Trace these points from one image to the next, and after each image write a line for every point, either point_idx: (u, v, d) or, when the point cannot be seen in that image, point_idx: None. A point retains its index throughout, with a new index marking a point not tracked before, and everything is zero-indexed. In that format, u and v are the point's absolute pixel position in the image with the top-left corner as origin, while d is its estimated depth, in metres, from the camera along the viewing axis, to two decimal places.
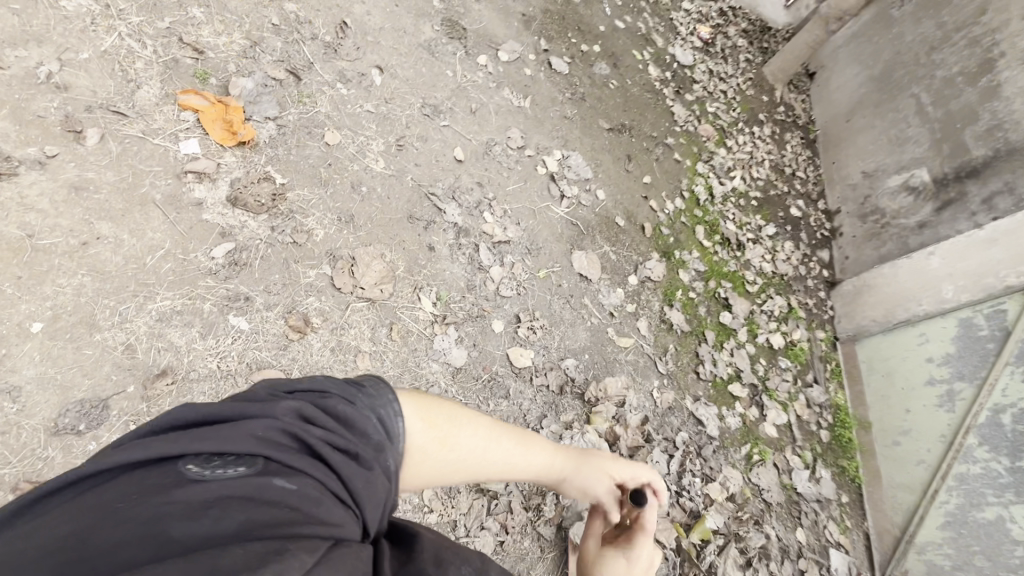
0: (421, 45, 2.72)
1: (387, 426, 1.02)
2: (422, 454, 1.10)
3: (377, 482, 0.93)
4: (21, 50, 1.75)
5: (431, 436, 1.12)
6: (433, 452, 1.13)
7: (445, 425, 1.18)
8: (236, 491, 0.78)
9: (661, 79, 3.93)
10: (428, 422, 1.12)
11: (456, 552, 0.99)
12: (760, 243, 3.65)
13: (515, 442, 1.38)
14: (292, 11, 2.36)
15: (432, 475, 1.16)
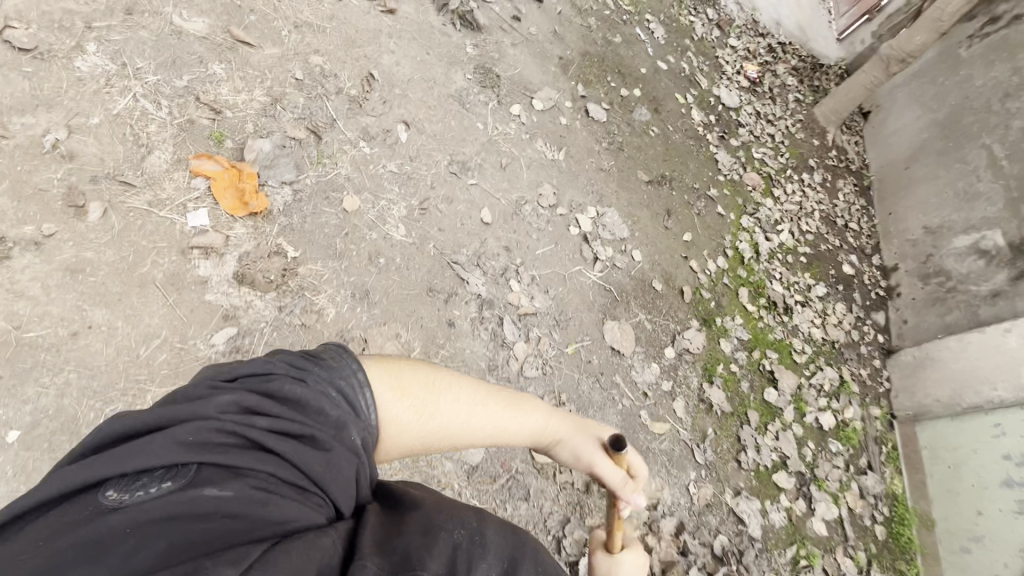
0: (452, 96, 2.57)
1: (349, 400, 0.96)
2: (395, 425, 1.02)
3: (342, 462, 0.87)
4: (28, 116, 1.66)
5: (403, 404, 1.04)
6: (410, 421, 1.05)
7: (421, 391, 1.08)
8: (160, 512, 0.72)
9: (704, 123, 3.69)
10: (396, 390, 1.04)
11: (450, 514, 0.89)
12: (809, 305, 3.35)
13: (504, 408, 1.22)
14: (317, 63, 2.24)
15: (417, 446, 1.08)
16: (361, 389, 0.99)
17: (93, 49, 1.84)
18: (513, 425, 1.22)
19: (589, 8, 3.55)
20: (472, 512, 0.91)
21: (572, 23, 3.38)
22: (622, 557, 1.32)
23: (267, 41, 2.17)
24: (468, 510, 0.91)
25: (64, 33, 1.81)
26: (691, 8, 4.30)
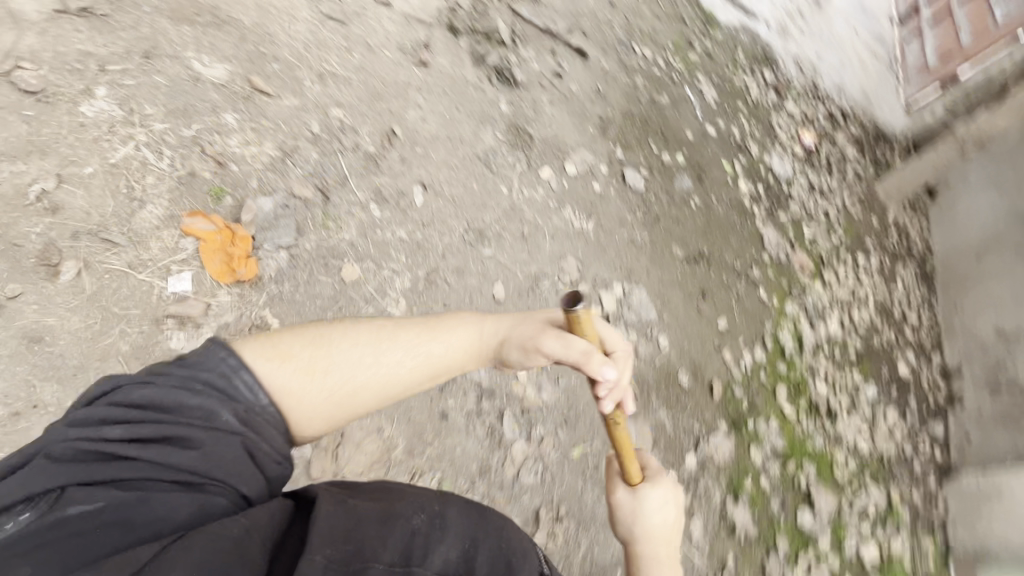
0: (479, 156, 2.41)
1: (217, 388, 1.01)
2: (289, 394, 1.06)
3: (221, 449, 0.97)
4: (19, 164, 1.57)
5: (288, 370, 1.07)
6: (305, 383, 1.08)
7: (307, 351, 1.10)
8: (39, 531, 0.84)
9: (751, 195, 3.41)
10: (275, 356, 1.07)
11: (411, 505, 1.08)
12: (857, 410, 2.97)
13: (421, 340, 1.20)
14: (337, 116, 2.12)
15: (330, 404, 1.09)
16: (239, 369, 1.03)
17: (101, 93, 1.76)
18: (441, 358, 1.20)
19: (637, 67, 3.38)
20: (430, 497, 1.12)
21: (618, 81, 3.21)
22: (644, 490, 1.21)
23: (287, 91, 2.06)
24: (425, 497, 1.12)
25: (75, 75, 1.73)
26: (747, 69, 4.08)
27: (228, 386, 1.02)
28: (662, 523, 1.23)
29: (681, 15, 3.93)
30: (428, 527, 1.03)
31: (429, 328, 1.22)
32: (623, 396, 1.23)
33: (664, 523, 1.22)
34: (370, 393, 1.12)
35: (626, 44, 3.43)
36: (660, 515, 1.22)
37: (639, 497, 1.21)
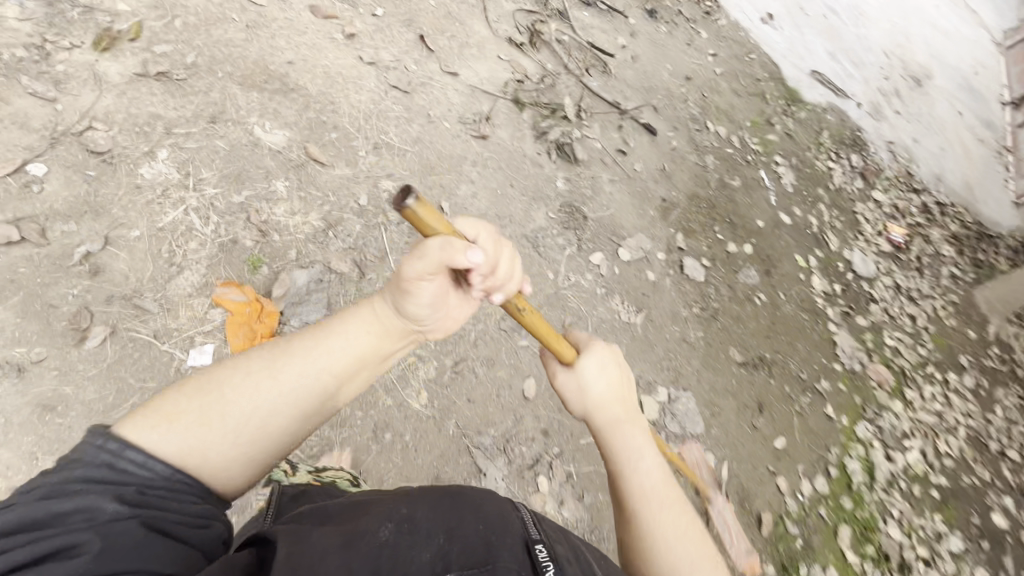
0: (526, 236, 2.31)
1: (90, 479, 0.83)
2: (190, 452, 0.90)
3: (123, 535, 0.79)
4: (71, 223, 1.60)
5: (175, 431, 0.90)
6: (208, 440, 0.92)
7: (190, 398, 0.93)
8: None
9: (826, 293, 3.09)
10: (161, 419, 0.90)
11: (372, 519, 1.03)
12: (937, 566, 2.52)
13: (307, 344, 1.03)
14: (387, 189, 2.08)
15: (243, 445, 0.95)
16: (122, 451, 0.86)
17: (163, 156, 1.80)
18: (355, 350, 1.05)
19: (708, 146, 3.21)
20: (396, 504, 1.08)
21: (686, 161, 3.04)
22: (581, 363, 1.19)
23: (341, 161, 2.04)
24: (394, 507, 1.07)
25: (142, 138, 1.79)
26: (831, 152, 3.79)
27: (116, 471, 0.85)
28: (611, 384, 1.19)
29: (762, 92, 3.73)
30: (396, 536, 0.98)
31: (317, 332, 1.05)
32: (509, 283, 1.04)
33: (612, 386, 1.18)
34: (283, 408, 0.98)
35: (699, 121, 3.27)
36: (603, 380, 1.18)
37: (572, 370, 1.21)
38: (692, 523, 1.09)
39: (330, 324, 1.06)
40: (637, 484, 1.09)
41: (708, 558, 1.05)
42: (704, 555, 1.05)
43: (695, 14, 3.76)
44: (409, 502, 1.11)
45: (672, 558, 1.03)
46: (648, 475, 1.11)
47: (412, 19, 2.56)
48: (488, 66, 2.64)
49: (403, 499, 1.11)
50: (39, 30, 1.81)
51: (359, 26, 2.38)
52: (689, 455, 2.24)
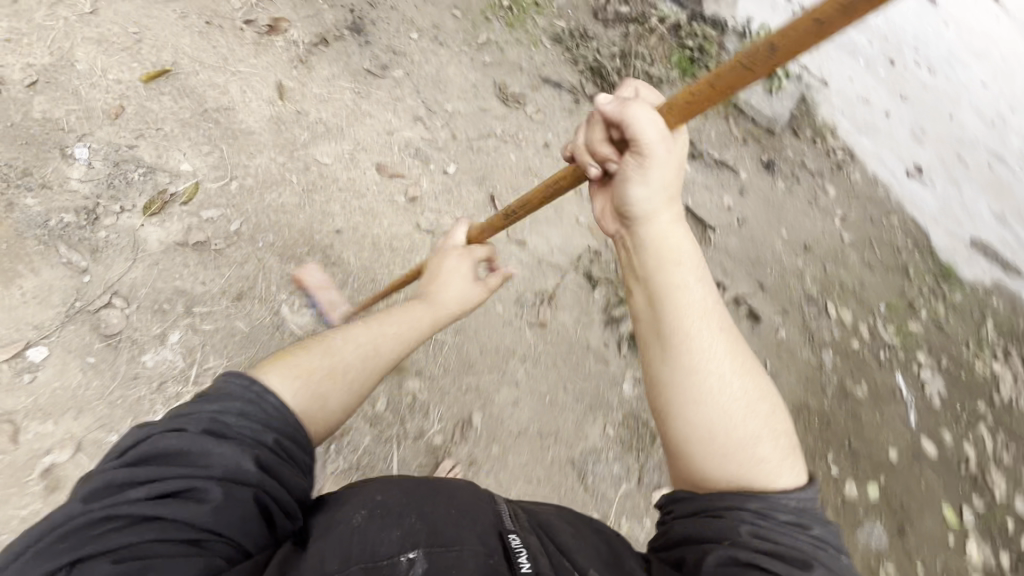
0: (573, 461, 1.86)
1: (247, 419, 0.99)
2: (316, 408, 1.14)
3: (237, 493, 0.90)
4: (51, 423, 1.45)
5: (311, 381, 1.16)
6: (331, 389, 1.19)
7: (319, 359, 1.22)
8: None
9: (987, 568, 2.24)
10: (299, 374, 1.15)
11: (351, 503, 1.05)
12: None
13: (389, 329, 1.40)
14: (411, 391, 1.79)
15: (347, 400, 1.22)
16: (264, 394, 1.04)
17: (173, 339, 1.63)
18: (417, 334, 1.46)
19: (825, 336, 2.60)
20: (377, 489, 1.09)
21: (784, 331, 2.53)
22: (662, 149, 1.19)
23: None
24: (375, 492, 1.08)
25: (157, 318, 1.64)
26: (998, 348, 2.95)
27: (256, 409, 1.02)
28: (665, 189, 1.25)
29: (904, 265, 3.05)
30: (370, 523, 1.00)
31: (380, 321, 1.42)
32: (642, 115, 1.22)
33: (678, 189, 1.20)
34: (394, 343, 1.38)
35: (817, 302, 2.69)
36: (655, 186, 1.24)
37: (648, 127, 1.16)
38: (745, 362, 1.19)
39: (398, 319, 1.44)
40: (692, 317, 1.20)
41: (761, 399, 1.18)
42: (756, 399, 1.17)
43: (822, 167, 3.24)
44: (396, 485, 1.11)
45: (722, 401, 1.15)
46: (703, 306, 1.21)
47: (486, 177, 2.34)
48: (564, 231, 2.31)
49: (389, 479, 1.13)
50: (96, 191, 1.77)
51: (425, 188, 2.19)
52: (312, 276, 1.84)
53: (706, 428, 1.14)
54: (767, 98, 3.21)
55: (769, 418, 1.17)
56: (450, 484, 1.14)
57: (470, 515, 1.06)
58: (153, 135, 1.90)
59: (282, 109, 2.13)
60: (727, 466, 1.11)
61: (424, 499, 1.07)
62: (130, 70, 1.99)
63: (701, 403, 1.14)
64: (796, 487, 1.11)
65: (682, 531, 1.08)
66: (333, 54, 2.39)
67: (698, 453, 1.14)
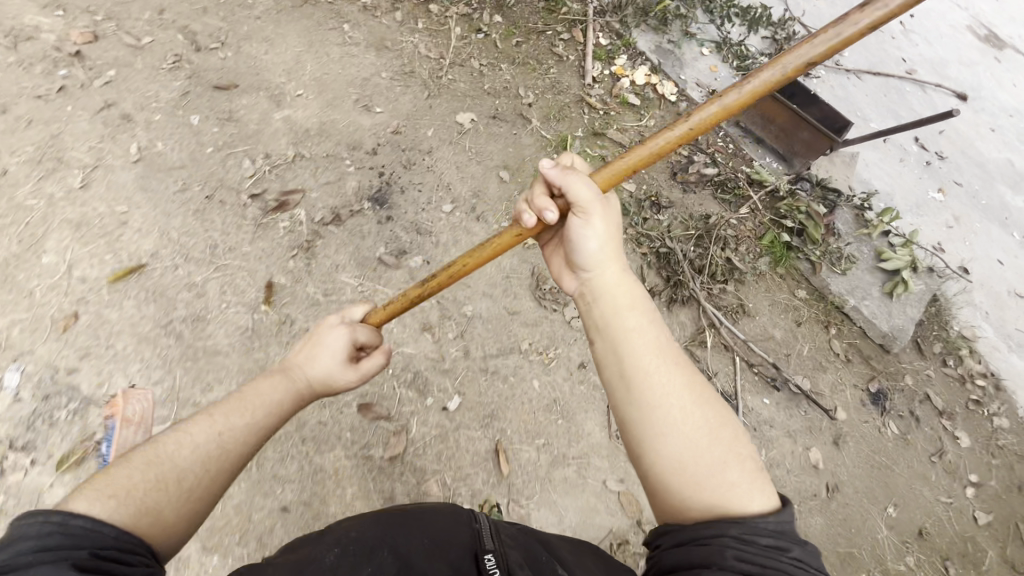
0: None
1: (69, 530, 0.77)
2: (153, 522, 0.87)
3: None
4: None
5: (129, 501, 0.86)
6: (160, 500, 0.90)
7: (142, 471, 0.92)
8: None
9: None
10: (114, 491, 0.85)
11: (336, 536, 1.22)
12: None
13: (235, 414, 1.09)
14: None
15: (191, 502, 0.94)
16: (69, 518, 0.77)
17: None
18: (270, 401, 1.16)
19: None
20: (348, 530, 1.24)
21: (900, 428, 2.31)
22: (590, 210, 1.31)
23: None
24: (344, 533, 1.23)
25: None
26: None
27: (74, 532, 0.77)
28: (605, 246, 1.31)
29: None
30: (340, 558, 1.13)
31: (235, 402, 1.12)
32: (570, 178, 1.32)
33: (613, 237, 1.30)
34: (270, 417, 1.12)
35: None
36: (600, 244, 1.30)
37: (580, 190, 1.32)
38: (702, 389, 1.08)
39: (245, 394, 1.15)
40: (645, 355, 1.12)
41: (722, 425, 1.04)
42: (718, 424, 1.04)
43: (953, 401, 2.48)
44: (366, 525, 1.28)
45: (683, 428, 1.03)
46: (657, 342, 1.14)
47: (495, 416, 1.87)
48: (581, 505, 1.81)
49: (354, 524, 1.29)
50: (12, 434, 1.49)
51: (413, 435, 1.78)
52: (128, 406, 1.57)
53: (674, 464, 1.00)
54: (884, 303, 2.52)
55: (732, 441, 1.03)
56: (425, 517, 1.34)
57: (451, 535, 1.28)
58: (99, 356, 1.61)
59: (262, 319, 1.79)
60: (697, 497, 0.96)
61: (391, 535, 1.23)
62: (99, 265, 1.74)
63: (665, 434, 1.02)
64: (772, 509, 0.94)
65: (671, 561, 0.91)
66: (342, 236, 2.05)
67: (669, 487, 0.99)
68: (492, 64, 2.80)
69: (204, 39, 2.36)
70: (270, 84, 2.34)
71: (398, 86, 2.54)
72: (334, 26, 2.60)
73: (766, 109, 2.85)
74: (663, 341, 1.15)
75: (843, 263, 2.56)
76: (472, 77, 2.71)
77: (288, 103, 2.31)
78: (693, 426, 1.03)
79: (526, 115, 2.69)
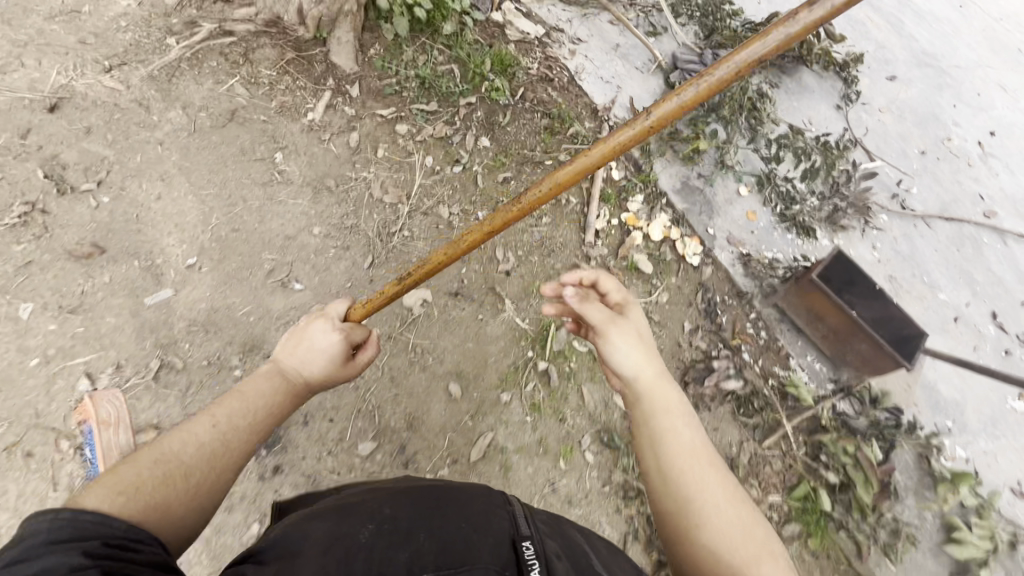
0: None
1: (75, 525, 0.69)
2: (163, 517, 0.83)
3: None
4: None
5: (139, 498, 0.82)
6: (171, 496, 0.86)
7: (149, 468, 0.88)
8: None
9: None
10: (122, 489, 0.81)
11: (353, 516, 1.07)
12: None
13: (230, 411, 1.05)
14: None
15: (197, 499, 0.91)
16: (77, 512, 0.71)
17: None
18: (261, 398, 1.12)
19: None
20: (379, 506, 1.09)
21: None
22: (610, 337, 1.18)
23: None
24: (376, 508, 1.09)
25: None
26: None
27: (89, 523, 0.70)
28: (634, 351, 1.17)
29: None
30: (375, 537, 0.99)
31: (231, 396, 1.08)
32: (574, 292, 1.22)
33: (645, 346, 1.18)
34: (264, 421, 1.09)
35: None
36: (627, 351, 1.16)
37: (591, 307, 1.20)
38: (736, 489, 1.05)
39: (240, 387, 1.12)
40: (685, 460, 1.06)
41: (757, 528, 1.01)
42: (751, 526, 1.01)
43: None
44: (398, 506, 1.12)
45: (720, 521, 1.00)
46: (693, 444, 1.09)
47: None
48: None
49: (385, 501, 1.14)
50: None
51: None
52: (100, 408, 1.53)
53: (711, 559, 0.98)
54: None
55: (766, 543, 1.00)
56: (458, 502, 1.16)
57: (486, 522, 1.07)
58: None
59: None
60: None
61: (427, 517, 1.06)
62: None
63: (703, 526, 1.00)
64: None
65: None
66: None
67: None
68: (466, 212, 2.19)
69: (74, 175, 1.78)
70: (153, 246, 1.75)
71: (333, 248, 1.94)
72: (262, 156, 2.01)
73: (814, 304, 2.20)
74: (697, 432, 1.11)
75: (902, 548, 1.95)
76: (436, 232, 2.10)
77: (169, 278, 1.72)
78: (728, 520, 1.00)
79: (499, 290, 2.06)
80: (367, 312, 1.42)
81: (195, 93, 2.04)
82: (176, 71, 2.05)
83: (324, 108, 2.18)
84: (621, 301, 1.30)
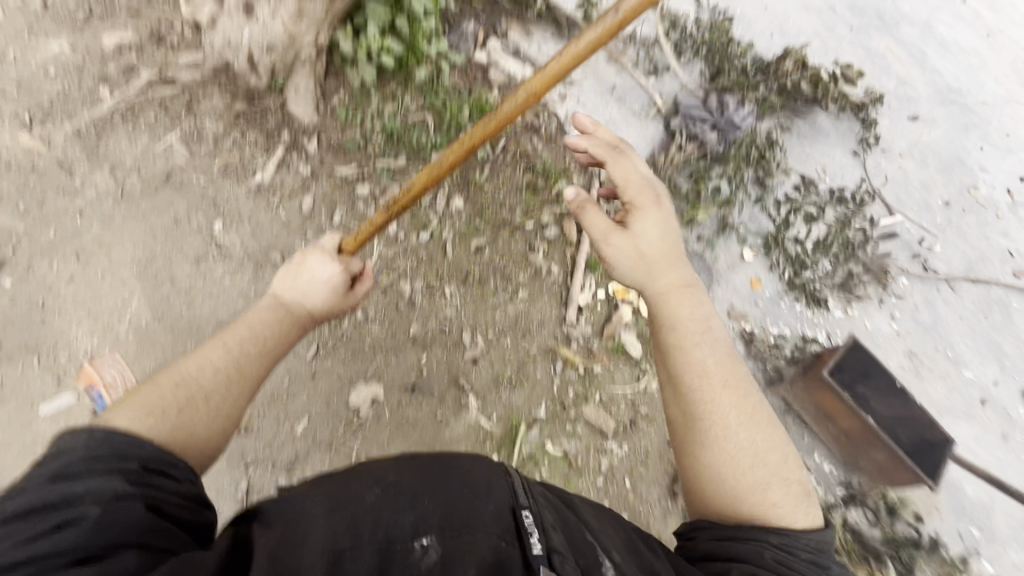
0: None
1: (120, 443, 0.81)
2: (189, 439, 0.93)
3: (124, 509, 0.74)
4: None
5: (167, 417, 0.92)
6: (193, 418, 0.95)
7: (172, 392, 0.96)
8: None
9: None
10: (150, 409, 0.91)
11: (354, 480, 0.98)
12: None
13: (241, 336, 1.13)
14: None
15: (222, 422, 1.00)
16: (108, 434, 0.82)
17: None
18: (260, 328, 1.17)
19: None
20: (388, 468, 1.01)
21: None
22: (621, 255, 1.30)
23: None
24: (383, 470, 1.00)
25: None
26: None
27: (128, 441, 0.83)
28: (648, 262, 1.28)
29: None
30: (383, 500, 0.92)
31: (236, 325, 1.16)
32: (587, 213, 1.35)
33: (658, 257, 1.28)
34: (270, 344, 1.16)
35: None
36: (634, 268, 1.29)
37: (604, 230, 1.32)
38: (753, 406, 1.14)
39: (244, 319, 1.19)
40: (697, 377, 1.16)
41: (770, 450, 1.11)
42: (766, 449, 1.11)
43: None
44: (404, 466, 1.02)
45: (728, 448, 1.10)
46: (710, 363, 1.17)
47: None
48: None
49: (392, 464, 1.04)
50: None
51: None
52: (103, 373, 1.67)
53: (716, 476, 1.10)
54: None
55: (778, 464, 1.11)
56: (462, 463, 1.03)
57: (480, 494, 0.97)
58: None
59: None
60: (732, 517, 1.07)
61: (440, 478, 0.98)
62: None
63: (707, 448, 1.11)
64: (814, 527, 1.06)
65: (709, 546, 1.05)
66: None
67: (710, 496, 1.10)
68: (430, 289, 1.91)
69: None
70: (59, 337, 1.69)
71: None
72: (199, 226, 1.82)
73: (829, 405, 1.98)
74: (714, 352, 1.19)
75: None
76: (396, 314, 1.86)
77: (71, 381, 1.68)
78: (739, 444, 1.10)
79: (463, 381, 1.85)
80: (359, 245, 1.44)
81: (126, 152, 1.82)
82: (108, 127, 1.82)
83: (274, 166, 1.92)
84: (632, 211, 1.33)
